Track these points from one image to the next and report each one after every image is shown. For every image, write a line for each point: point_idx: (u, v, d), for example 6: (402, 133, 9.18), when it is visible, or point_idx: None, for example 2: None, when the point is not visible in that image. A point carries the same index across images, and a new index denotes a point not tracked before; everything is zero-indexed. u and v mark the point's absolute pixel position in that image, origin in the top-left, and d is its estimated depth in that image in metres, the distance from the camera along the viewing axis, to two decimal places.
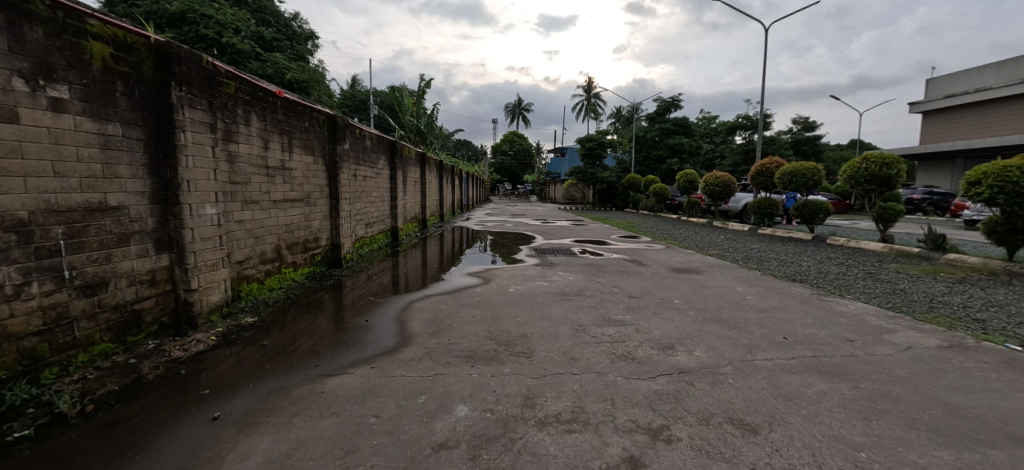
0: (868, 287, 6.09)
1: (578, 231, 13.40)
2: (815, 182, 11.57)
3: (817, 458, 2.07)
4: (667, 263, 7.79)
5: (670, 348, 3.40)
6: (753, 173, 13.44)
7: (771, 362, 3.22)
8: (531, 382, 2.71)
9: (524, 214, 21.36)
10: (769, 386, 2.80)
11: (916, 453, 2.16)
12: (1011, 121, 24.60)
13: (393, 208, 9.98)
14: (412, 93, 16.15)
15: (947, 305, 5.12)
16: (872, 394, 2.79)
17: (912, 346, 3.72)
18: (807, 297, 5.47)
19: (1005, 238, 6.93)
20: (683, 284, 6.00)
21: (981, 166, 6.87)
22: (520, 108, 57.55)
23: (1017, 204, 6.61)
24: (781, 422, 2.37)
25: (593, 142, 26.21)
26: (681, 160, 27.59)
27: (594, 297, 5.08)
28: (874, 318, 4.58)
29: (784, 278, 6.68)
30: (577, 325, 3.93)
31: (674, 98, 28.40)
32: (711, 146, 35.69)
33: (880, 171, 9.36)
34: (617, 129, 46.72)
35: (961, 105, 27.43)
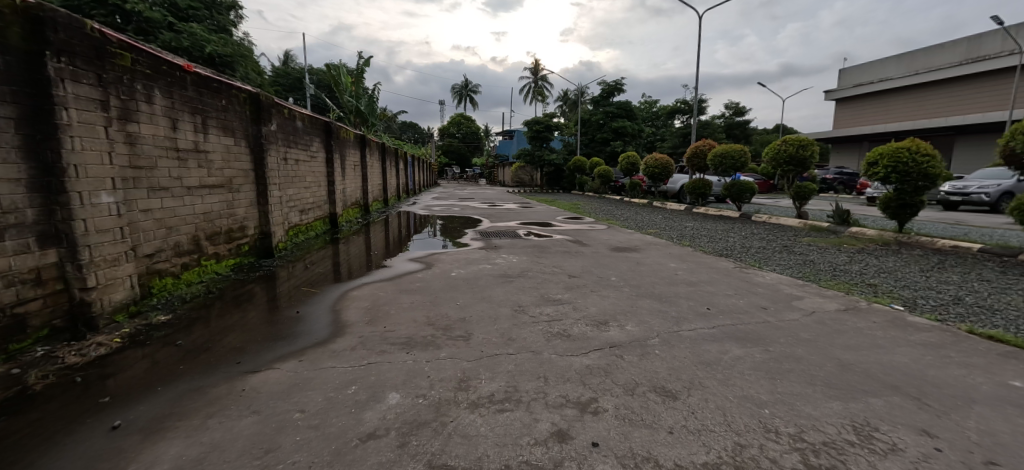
0: (784, 259, 6.66)
1: (525, 213, 13.50)
2: (743, 163, 12.34)
3: (726, 418, 2.25)
4: (608, 242, 8.08)
5: (604, 324, 3.55)
6: (689, 155, 14.13)
7: (694, 332, 3.45)
8: (467, 364, 2.71)
9: (472, 198, 21.09)
10: (691, 355, 3.00)
11: (812, 406, 2.42)
12: (907, 108, 28.24)
13: (330, 193, 9.48)
14: (351, 71, 15.32)
15: (847, 273, 5.74)
16: (779, 355, 3.07)
17: (816, 310, 4.15)
18: (731, 270, 5.91)
19: (898, 212, 7.77)
20: (621, 262, 6.26)
21: (879, 147, 7.70)
22: (468, 89, 56.46)
23: (907, 182, 7.49)
24: (699, 387, 2.55)
25: (540, 124, 26.42)
26: (624, 142, 28.56)
27: (535, 278, 5.15)
28: (786, 286, 5.05)
29: (712, 253, 7.19)
30: (517, 306, 3.99)
31: (617, 82, 29.14)
32: (653, 129, 37.15)
33: (798, 153, 10.22)
34: (564, 112, 47.23)
35: (868, 94, 30.79)
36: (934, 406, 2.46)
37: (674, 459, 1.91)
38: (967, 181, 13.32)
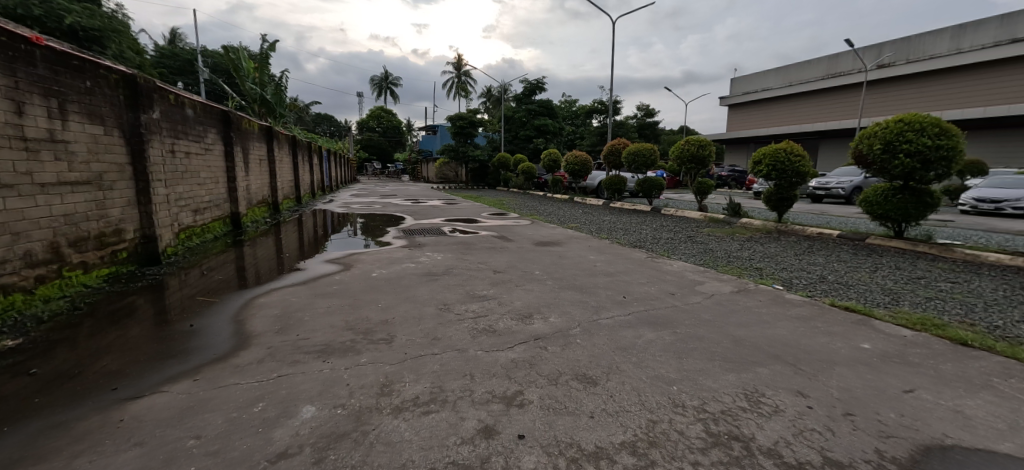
0: (688, 248, 7.32)
1: (450, 210, 13.34)
2: (652, 161, 13.31)
3: (640, 398, 2.42)
4: (532, 237, 8.26)
5: (528, 317, 3.62)
6: (605, 153, 14.91)
7: (612, 320, 3.66)
8: (389, 368, 2.61)
9: (394, 195, 20.35)
10: (610, 341, 3.18)
11: (712, 379, 2.68)
12: (785, 114, 32.89)
13: (231, 190, 8.57)
14: (253, 56, 13.95)
15: (739, 259, 6.45)
16: (685, 336, 3.36)
17: (715, 293, 4.61)
18: (643, 259, 6.36)
19: (778, 205, 8.91)
20: (544, 256, 6.44)
21: (762, 149, 8.80)
22: (387, 82, 54.28)
23: (784, 179, 8.63)
24: (617, 371, 2.71)
25: (464, 120, 26.26)
26: (546, 140, 29.37)
27: (460, 275, 5.11)
28: (690, 273, 5.55)
29: (627, 244, 7.67)
30: (442, 304, 3.93)
31: (539, 81, 29.85)
32: (572, 127, 38.67)
33: (698, 152, 11.24)
34: (488, 109, 47.37)
35: (755, 101, 35.10)
36: (806, 371, 2.86)
37: (595, 442, 2.01)
38: (829, 178, 15.70)
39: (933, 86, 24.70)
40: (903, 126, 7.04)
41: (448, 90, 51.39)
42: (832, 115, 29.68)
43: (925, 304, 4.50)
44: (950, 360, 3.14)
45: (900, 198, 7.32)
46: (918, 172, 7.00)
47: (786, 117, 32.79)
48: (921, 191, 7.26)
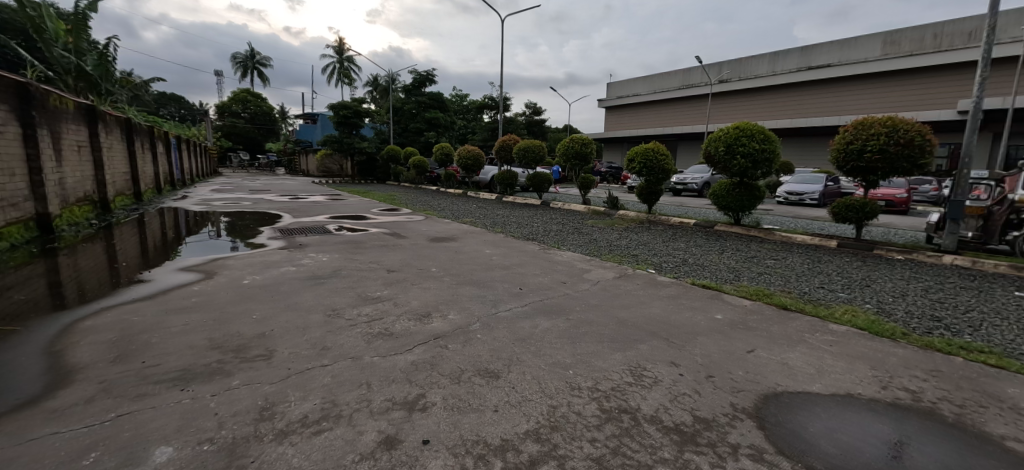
0: (576, 239, 7.82)
1: (335, 206, 12.35)
2: (541, 157, 13.92)
3: (541, 386, 2.50)
4: (426, 233, 8.05)
5: (427, 316, 3.51)
6: (497, 148, 15.16)
7: (510, 312, 3.72)
8: (270, 388, 2.31)
9: (267, 189, 18.19)
10: (509, 333, 3.23)
11: (603, 360, 2.89)
12: (652, 117, 36.99)
13: (36, 186, 6.78)
14: (66, 17, 11.19)
15: (619, 247, 7.09)
16: (577, 322, 3.57)
17: (601, 280, 4.99)
18: (536, 251, 6.62)
19: (647, 198, 10.04)
20: (440, 252, 6.32)
21: (635, 148, 9.80)
22: (254, 62, 48.15)
23: (652, 175, 9.74)
24: (517, 362, 2.76)
25: (348, 109, 24.53)
26: (437, 133, 28.87)
27: (350, 277, 4.76)
28: (579, 262, 5.93)
29: (521, 237, 7.91)
30: (330, 310, 3.60)
31: (428, 73, 29.16)
32: (464, 122, 38.66)
33: (581, 149, 12.04)
34: (375, 99, 44.92)
35: (627, 105, 38.84)
36: (677, 343, 3.25)
37: (501, 435, 2.02)
38: (686, 174, 18.13)
39: (759, 99, 29.94)
40: (740, 132, 8.38)
41: (328, 76, 47.45)
42: (687, 120, 34.27)
43: (760, 278, 5.44)
44: (779, 322, 3.84)
45: (737, 192, 8.77)
46: (750, 170, 8.40)
47: (652, 120, 36.92)
48: (751, 186, 8.76)
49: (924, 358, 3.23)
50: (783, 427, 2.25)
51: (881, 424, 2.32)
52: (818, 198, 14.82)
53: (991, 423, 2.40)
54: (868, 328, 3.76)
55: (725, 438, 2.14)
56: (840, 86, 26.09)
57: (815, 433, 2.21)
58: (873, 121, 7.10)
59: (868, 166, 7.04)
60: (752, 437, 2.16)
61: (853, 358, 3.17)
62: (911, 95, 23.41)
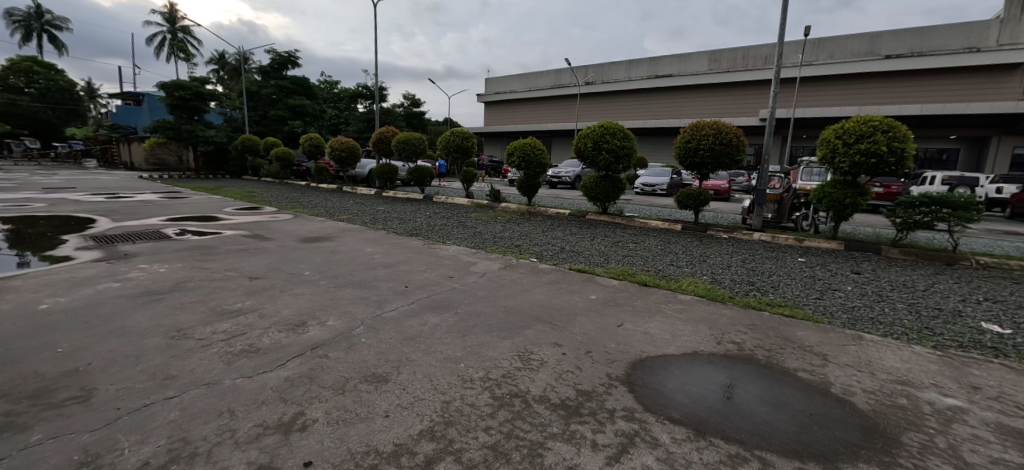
0: (460, 233, 7.83)
1: (174, 206, 10.42)
2: (422, 150, 13.60)
3: (433, 383, 2.46)
4: (295, 234, 7.28)
5: (301, 325, 3.19)
6: (375, 140, 14.29)
7: (396, 311, 3.58)
8: (93, 437, 1.86)
9: (74, 187, 14.54)
10: (395, 333, 3.11)
11: (492, 349, 2.96)
12: (528, 114, 38.70)
13: None
14: None
15: (503, 239, 7.31)
16: (465, 315, 3.59)
17: (487, 271, 5.10)
18: (421, 247, 6.47)
19: (527, 190, 10.59)
20: (314, 254, 5.78)
21: (514, 143, 10.14)
22: (43, 24, 37.85)
23: (530, 169, 10.23)
24: (407, 362, 2.67)
25: (187, 90, 20.78)
26: (304, 122, 26.11)
27: (200, 289, 4.07)
28: (464, 255, 5.96)
29: (404, 233, 7.65)
30: (174, 330, 3.04)
31: (290, 54, 26.49)
32: (335, 111, 35.80)
33: (462, 143, 12.06)
34: (222, 80, 38.90)
35: (505, 101, 40.01)
36: (560, 325, 3.48)
37: (393, 440, 1.93)
38: (560, 168, 19.43)
39: (620, 101, 33.38)
40: (605, 130, 9.23)
41: (156, 49, 39.62)
42: (559, 118, 36.71)
43: (624, 260, 6.11)
44: (641, 298, 4.37)
45: (604, 184, 9.70)
46: (613, 164, 9.35)
47: (529, 116, 38.64)
48: (615, 179, 9.76)
49: (746, 315, 3.98)
50: (650, 388, 2.56)
51: (719, 374, 2.80)
52: (666, 189, 17.22)
53: (791, 360, 3.07)
54: (706, 296, 4.49)
55: (604, 404, 2.36)
56: (680, 92, 30.51)
57: (674, 389, 2.57)
58: (704, 123, 8.43)
59: (701, 161, 8.35)
60: (625, 400, 2.42)
61: (698, 321, 3.77)
62: (728, 104, 28.65)
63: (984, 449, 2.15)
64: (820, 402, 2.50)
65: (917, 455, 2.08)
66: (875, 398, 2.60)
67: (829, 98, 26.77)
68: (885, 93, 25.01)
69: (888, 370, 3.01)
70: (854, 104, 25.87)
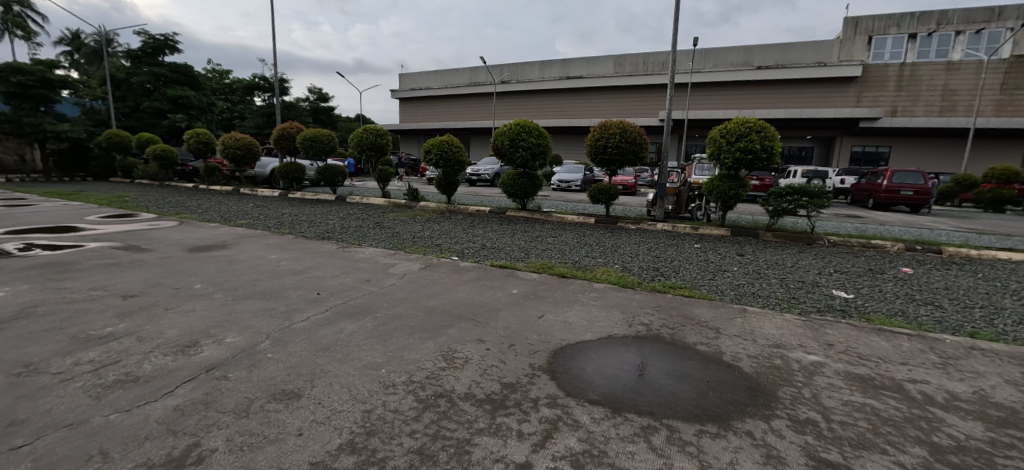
0: (377, 234, 7.51)
1: (17, 215, 8.67)
2: (331, 147, 12.80)
3: (352, 393, 2.33)
4: (183, 242, 6.45)
5: (194, 345, 2.84)
6: (276, 136, 13.06)
7: (307, 321, 3.34)
8: None
9: None
10: (308, 345, 2.90)
11: (414, 351, 2.89)
12: (445, 111, 38.23)
13: None
14: None
15: (423, 238, 7.15)
16: (385, 319, 3.46)
17: (406, 272, 4.96)
18: (334, 251, 6.10)
19: (446, 188, 10.48)
20: (207, 264, 5.18)
21: (431, 140, 9.94)
22: None
23: (448, 167, 10.12)
24: (322, 374, 2.51)
25: (30, 75, 17.51)
26: (189, 116, 23.17)
27: (58, 313, 3.44)
28: (382, 257, 5.73)
29: (314, 237, 7.15)
30: (23, 365, 2.54)
31: (167, 37, 23.52)
32: (227, 105, 32.31)
33: (376, 140, 11.55)
34: (80, 66, 33.15)
35: (420, 97, 39.10)
36: (483, 321, 3.50)
37: (308, 459, 1.81)
38: (479, 166, 19.48)
39: (534, 101, 34.32)
40: (521, 129, 9.42)
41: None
42: (476, 116, 36.74)
43: (543, 254, 6.32)
44: (559, 289, 4.56)
45: (522, 181, 9.92)
46: (530, 161, 9.60)
47: (445, 114, 38.16)
48: (532, 176, 10.02)
49: (652, 298, 4.34)
50: (570, 374, 2.68)
51: (632, 354, 3.02)
52: (580, 185, 18.09)
53: (691, 335, 3.41)
54: (618, 283, 4.81)
55: (528, 394, 2.43)
56: (590, 93, 32.18)
57: (592, 372, 2.72)
58: (611, 123, 8.99)
59: (610, 158, 8.90)
60: (548, 388, 2.51)
61: (611, 307, 4.03)
62: (632, 105, 30.89)
63: (838, 395, 2.58)
64: (715, 370, 2.81)
65: (791, 406, 2.43)
66: (758, 361, 2.99)
67: (716, 101, 30.01)
68: (759, 98, 28.67)
69: (767, 336, 3.47)
70: (735, 107, 29.28)
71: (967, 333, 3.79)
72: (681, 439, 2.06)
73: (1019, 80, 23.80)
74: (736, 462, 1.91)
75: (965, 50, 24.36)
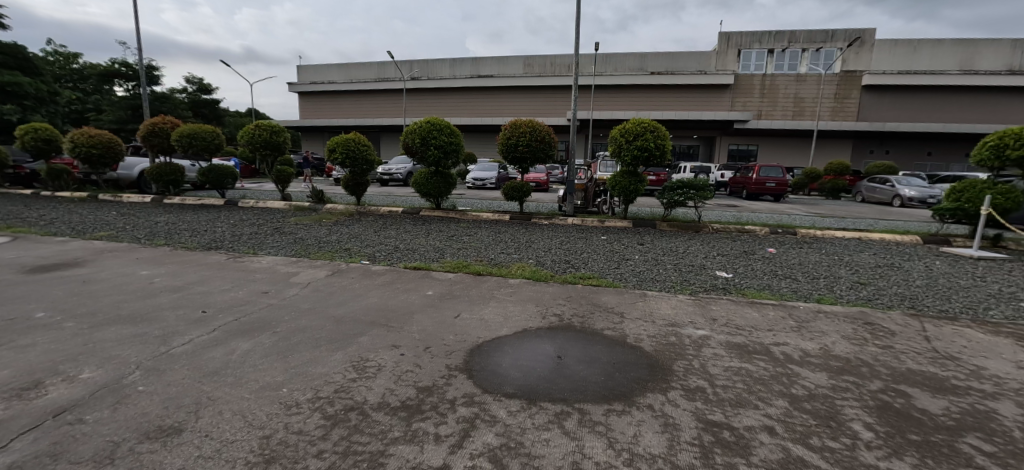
0: (276, 241, 6.88)
1: None
2: (217, 145, 11.42)
3: (247, 419, 2.12)
4: (19, 262, 5.33)
5: (37, 387, 2.36)
6: (144, 133, 11.21)
7: (191, 344, 2.96)
8: None
9: None
10: (192, 371, 2.57)
11: (320, 365, 2.70)
12: (349, 107, 36.14)
13: None
14: None
15: (329, 243, 6.71)
16: (286, 333, 3.19)
17: (310, 281, 4.61)
18: (223, 262, 5.46)
19: (354, 189, 9.93)
20: (54, 286, 4.33)
21: (335, 138, 9.33)
22: None
23: (356, 166, 9.60)
24: (210, 402, 2.24)
25: None
26: (23, 108, 19.14)
27: None
28: (282, 266, 5.27)
29: (198, 248, 6.34)
30: None
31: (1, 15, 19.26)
32: (77, 95, 27.29)
33: (271, 138, 10.54)
34: None
35: (322, 92, 36.53)
36: (396, 326, 3.39)
37: None
38: (390, 165, 18.76)
39: (445, 99, 33.88)
40: (432, 126, 9.24)
41: None
42: (385, 113, 35.29)
43: (459, 253, 6.29)
44: (475, 287, 4.57)
45: (435, 179, 9.75)
46: (442, 160, 9.46)
47: (350, 110, 36.08)
48: (446, 175, 9.89)
49: (564, 290, 4.54)
50: (486, 371, 2.70)
51: (545, 344, 3.13)
52: (495, 183, 18.28)
53: (599, 322, 3.64)
54: (532, 277, 4.95)
55: (444, 395, 2.40)
56: (500, 92, 32.63)
57: (508, 366, 2.77)
58: (521, 122, 9.20)
59: (521, 156, 9.11)
60: (464, 387, 2.50)
61: (526, 301, 4.14)
62: (541, 104, 31.98)
63: (721, 362, 2.93)
64: (619, 352, 3.03)
65: (684, 377, 2.71)
66: (656, 340, 3.28)
67: (616, 102, 32.18)
68: (653, 100, 31.33)
69: (663, 316, 3.83)
70: (633, 108, 31.68)
71: (817, 300, 4.54)
72: (591, 420, 2.19)
73: (847, 90, 28.95)
74: (639, 435, 2.08)
75: (809, 65, 29.14)
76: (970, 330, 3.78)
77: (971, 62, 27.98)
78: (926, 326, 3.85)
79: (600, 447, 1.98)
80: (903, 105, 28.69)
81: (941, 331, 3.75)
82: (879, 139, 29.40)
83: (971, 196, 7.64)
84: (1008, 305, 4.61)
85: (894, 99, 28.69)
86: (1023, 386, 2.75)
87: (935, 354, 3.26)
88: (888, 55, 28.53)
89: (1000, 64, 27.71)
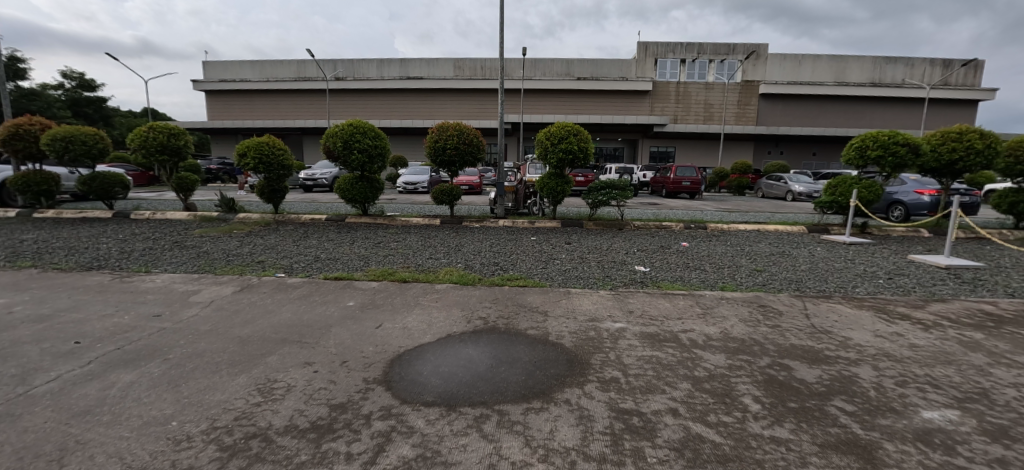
0: (175, 256, 6.19)
1: None
2: (100, 150, 9.94)
3: (126, 460, 1.88)
4: None
5: None
6: (3, 136, 9.51)
7: (59, 381, 2.56)
8: None
9: None
10: (57, 413, 2.23)
11: (220, 391, 2.48)
12: (265, 108, 33.50)
13: None
14: None
15: (239, 256, 6.17)
16: (180, 359, 2.87)
17: (213, 299, 4.21)
18: (106, 283, 4.80)
19: (270, 196, 9.20)
20: None
21: (245, 141, 8.57)
22: None
23: (271, 172, 8.89)
24: (79, 447, 1.96)
25: None
26: None
27: None
28: (180, 284, 4.74)
29: (75, 268, 5.52)
30: None
31: None
32: None
33: (169, 142, 9.43)
34: None
35: (232, 92, 33.59)
36: (309, 342, 3.19)
37: None
38: (313, 170, 17.70)
39: (372, 101, 32.59)
40: (355, 129, 8.83)
41: None
42: (306, 114, 33.23)
43: (386, 260, 6.09)
44: (400, 294, 4.45)
45: (361, 184, 9.35)
46: (367, 164, 9.10)
47: (266, 111, 33.46)
48: (372, 180, 9.51)
49: (491, 292, 4.56)
50: (406, 381, 2.64)
51: (468, 349, 3.12)
52: (427, 187, 17.93)
53: (524, 322, 3.70)
54: (460, 281, 4.93)
55: (359, 411, 2.30)
56: (431, 95, 32.14)
57: (429, 374, 2.72)
58: (448, 125, 9.11)
59: (450, 159, 9.00)
60: (381, 399, 2.42)
61: (451, 306, 4.10)
62: (473, 108, 32.01)
63: (635, 352, 3.11)
64: (540, 350, 3.11)
65: (600, 369, 2.83)
66: (577, 336, 3.41)
67: (546, 106, 33.02)
68: (580, 104, 32.63)
69: (585, 312, 3.98)
70: (562, 111, 32.72)
71: (721, 287, 5.00)
72: (510, 421, 2.22)
73: (748, 98, 32.19)
74: (556, 429, 2.14)
75: (715, 74, 32.15)
76: (841, 306, 4.37)
77: (844, 75, 32.38)
78: (807, 305, 4.38)
79: (517, 446, 2.01)
80: (793, 112, 32.50)
81: (819, 308, 4.29)
82: (774, 141, 32.98)
83: (844, 191, 8.80)
84: (870, 283, 5.38)
85: (785, 106, 32.41)
86: (878, 352, 3.23)
87: (813, 329, 3.71)
88: (779, 67, 32.20)
89: (865, 77, 32.39)
